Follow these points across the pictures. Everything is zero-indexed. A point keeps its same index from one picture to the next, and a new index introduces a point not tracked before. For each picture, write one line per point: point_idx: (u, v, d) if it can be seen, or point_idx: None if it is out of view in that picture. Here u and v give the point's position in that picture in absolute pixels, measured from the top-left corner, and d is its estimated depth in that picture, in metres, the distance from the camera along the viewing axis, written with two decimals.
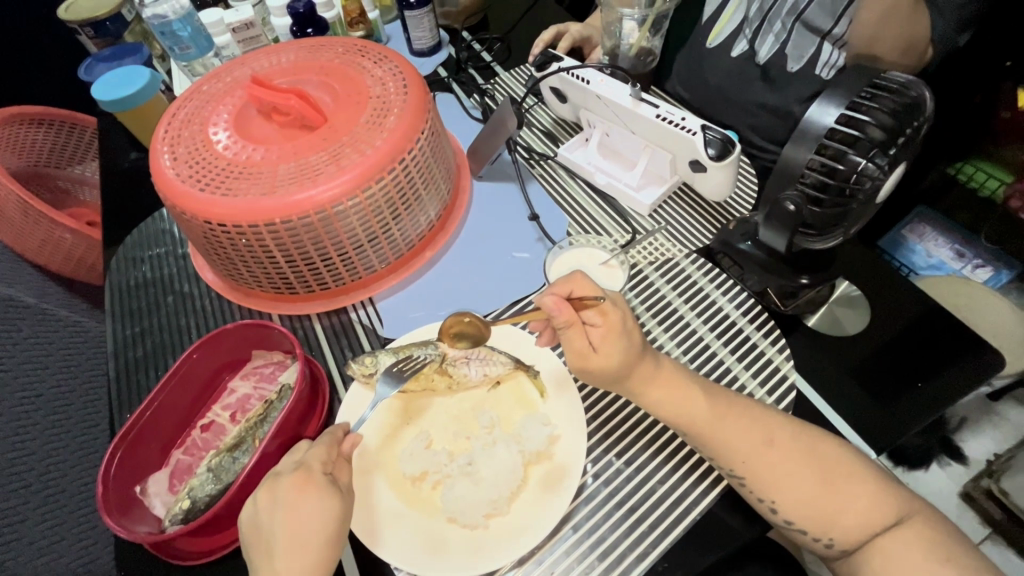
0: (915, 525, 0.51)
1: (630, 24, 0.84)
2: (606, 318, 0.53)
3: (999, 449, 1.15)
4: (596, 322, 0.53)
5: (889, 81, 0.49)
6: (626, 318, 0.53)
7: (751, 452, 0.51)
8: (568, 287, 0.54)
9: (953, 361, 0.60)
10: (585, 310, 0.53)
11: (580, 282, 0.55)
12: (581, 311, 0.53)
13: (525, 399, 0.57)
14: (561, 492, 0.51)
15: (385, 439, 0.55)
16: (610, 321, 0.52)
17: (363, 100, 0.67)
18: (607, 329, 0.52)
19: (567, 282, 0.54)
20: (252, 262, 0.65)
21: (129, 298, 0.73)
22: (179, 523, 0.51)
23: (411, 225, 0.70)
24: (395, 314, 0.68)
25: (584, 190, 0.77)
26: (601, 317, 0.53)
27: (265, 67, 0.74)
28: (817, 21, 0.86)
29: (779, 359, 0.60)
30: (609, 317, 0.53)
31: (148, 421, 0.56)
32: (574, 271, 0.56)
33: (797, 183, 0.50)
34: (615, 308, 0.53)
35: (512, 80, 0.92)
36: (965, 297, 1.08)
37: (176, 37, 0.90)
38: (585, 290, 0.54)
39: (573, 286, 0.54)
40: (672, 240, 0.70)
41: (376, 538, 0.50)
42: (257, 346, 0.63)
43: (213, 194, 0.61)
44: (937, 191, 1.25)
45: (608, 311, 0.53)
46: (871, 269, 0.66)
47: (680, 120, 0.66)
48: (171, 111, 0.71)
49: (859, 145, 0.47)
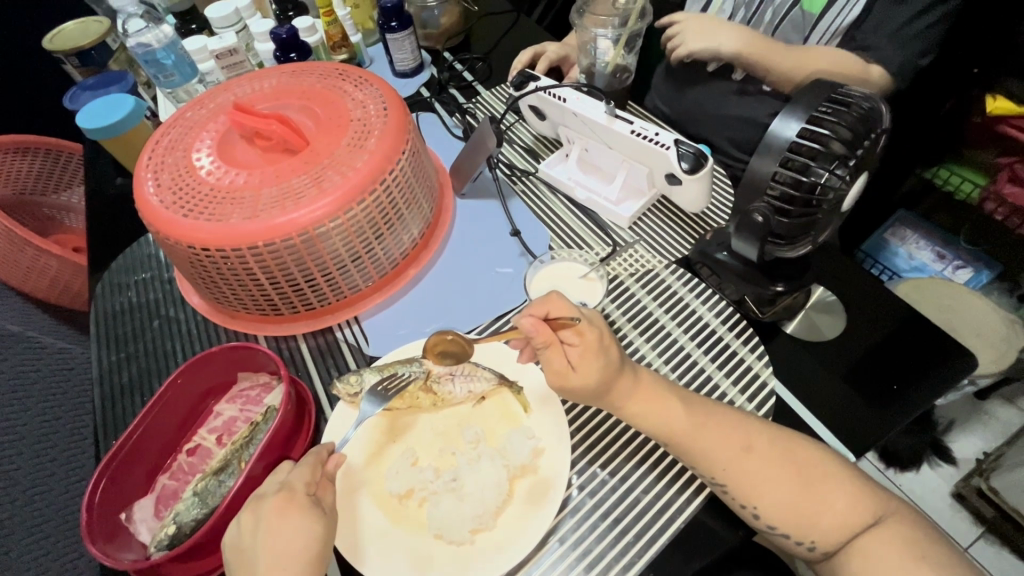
0: (893, 525, 0.52)
1: (604, 41, 0.87)
2: (583, 337, 0.54)
3: (988, 447, 1.16)
4: (573, 342, 0.54)
5: (847, 95, 0.51)
6: (604, 336, 0.54)
7: (731, 460, 0.52)
8: (544, 308, 0.56)
9: (928, 361, 0.61)
10: (561, 330, 0.55)
11: (555, 302, 0.56)
12: (558, 331, 0.55)
13: (509, 413, 0.58)
14: (546, 505, 0.51)
15: (371, 457, 0.56)
16: (587, 340, 0.54)
17: (344, 123, 0.69)
18: (584, 348, 0.53)
19: (542, 304, 0.56)
20: (236, 285, 0.66)
21: (115, 323, 0.73)
22: (165, 549, 0.51)
23: (394, 244, 0.71)
24: (380, 332, 0.69)
25: (565, 205, 0.78)
26: (578, 336, 0.54)
27: (247, 93, 0.76)
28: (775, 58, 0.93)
29: (758, 366, 0.61)
30: (585, 336, 0.54)
31: (133, 447, 0.56)
32: (551, 292, 0.58)
33: (765, 195, 0.52)
34: (592, 328, 0.55)
35: (493, 98, 0.94)
36: (945, 298, 1.10)
37: (159, 65, 0.92)
38: (560, 310, 0.56)
39: (549, 307, 0.56)
40: (651, 251, 0.72)
41: (362, 557, 0.50)
42: (243, 368, 0.64)
43: (196, 219, 0.62)
44: (916, 195, 1.27)
45: (584, 331, 0.54)
46: (846, 274, 0.68)
47: (653, 135, 0.68)
48: (154, 138, 0.72)
49: (821, 158, 0.49)
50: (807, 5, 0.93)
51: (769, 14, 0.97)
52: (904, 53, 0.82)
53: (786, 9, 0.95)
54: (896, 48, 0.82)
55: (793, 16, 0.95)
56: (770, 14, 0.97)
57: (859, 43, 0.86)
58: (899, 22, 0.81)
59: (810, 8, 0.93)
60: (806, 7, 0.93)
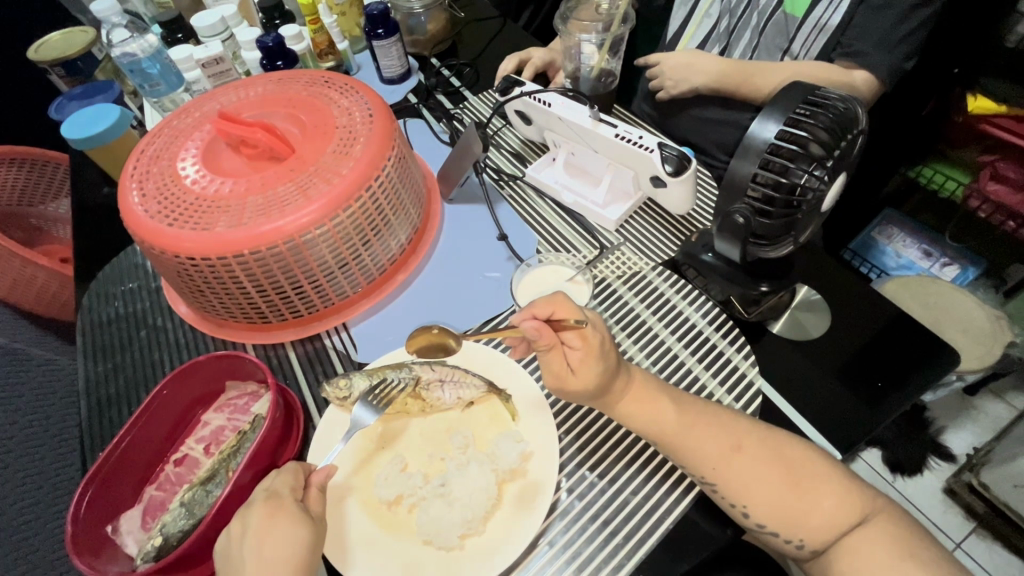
0: (879, 523, 0.52)
1: (589, 47, 0.89)
2: (585, 341, 0.54)
3: (979, 442, 1.17)
4: (575, 345, 0.54)
5: (823, 98, 0.52)
6: (605, 341, 0.54)
7: (718, 458, 0.52)
8: (548, 309, 0.55)
9: (910, 359, 0.62)
10: (564, 332, 0.55)
11: (560, 304, 0.56)
12: (561, 332, 0.55)
13: (498, 418, 0.58)
14: (533, 510, 0.51)
15: (360, 464, 0.56)
16: (590, 344, 0.53)
17: (330, 131, 0.69)
18: (586, 352, 0.53)
19: (547, 304, 0.55)
20: (223, 293, 0.66)
21: (101, 333, 0.73)
22: (151, 561, 0.50)
23: (381, 250, 0.71)
24: (369, 340, 0.69)
25: (552, 208, 0.79)
26: (581, 340, 0.54)
27: (233, 102, 0.76)
28: None
29: (745, 365, 0.62)
30: (588, 340, 0.54)
31: (119, 458, 0.56)
32: (555, 292, 0.57)
33: (746, 196, 0.53)
34: (596, 332, 0.54)
35: (479, 104, 0.94)
36: (932, 296, 1.11)
37: (145, 74, 0.93)
38: (566, 312, 0.55)
39: (553, 308, 0.55)
40: (637, 253, 0.73)
41: (350, 563, 0.49)
42: (231, 377, 0.64)
43: (181, 229, 0.61)
44: (902, 194, 1.28)
45: (588, 335, 0.54)
46: (831, 273, 0.68)
47: (637, 138, 0.68)
48: (140, 147, 0.72)
49: (800, 159, 0.50)
50: (789, 8, 0.94)
51: (754, 19, 0.98)
52: (891, 58, 0.83)
53: (769, 12, 0.96)
54: (883, 54, 0.83)
55: (777, 19, 0.96)
56: (756, 18, 0.98)
57: (843, 49, 0.87)
58: (883, 27, 0.83)
59: (793, 10, 0.94)
60: (789, 10, 0.95)
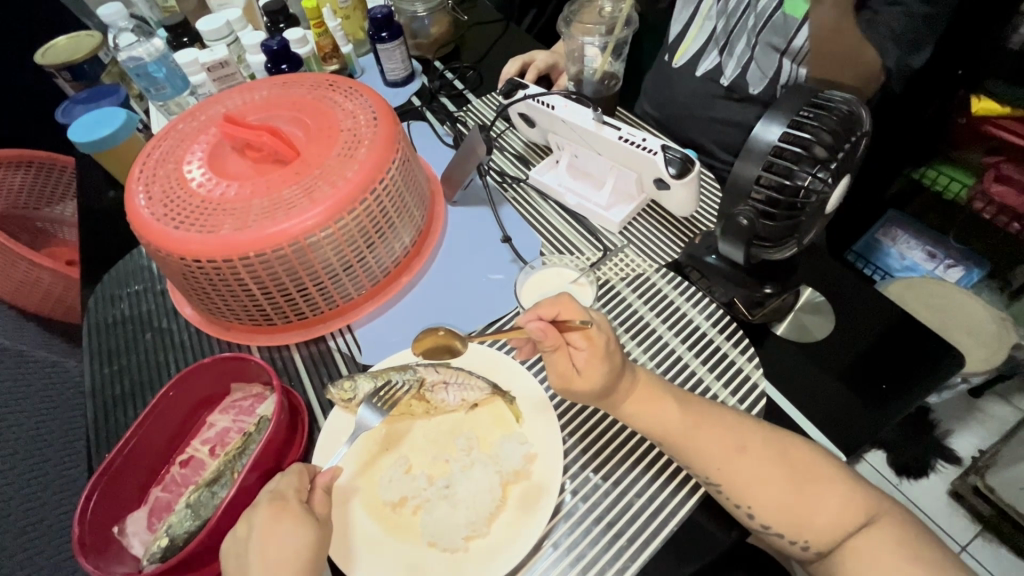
0: (883, 525, 0.52)
1: (592, 49, 0.90)
2: (591, 342, 0.54)
3: (984, 444, 1.17)
4: (580, 345, 0.54)
5: (826, 100, 0.52)
6: (611, 341, 0.54)
7: (722, 459, 0.52)
8: (554, 309, 0.55)
9: (913, 361, 0.62)
10: (569, 332, 0.55)
11: (566, 304, 0.56)
12: (566, 333, 0.55)
13: (503, 421, 0.58)
14: (537, 513, 0.51)
15: (363, 466, 0.56)
16: (595, 345, 0.54)
17: (334, 134, 0.69)
18: (591, 353, 0.53)
19: (553, 305, 0.55)
20: (228, 295, 0.66)
21: (108, 336, 0.73)
22: (157, 562, 0.51)
23: (385, 253, 0.71)
24: (374, 341, 0.69)
25: (555, 210, 0.79)
26: (586, 341, 0.54)
27: (239, 105, 0.76)
28: (752, 83, 0.95)
29: (749, 368, 0.62)
30: (594, 341, 0.54)
31: (125, 459, 0.56)
32: (562, 293, 0.57)
33: (749, 199, 0.53)
34: (601, 333, 0.54)
35: (483, 106, 0.95)
36: (936, 297, 1.11)
37: (151, 78, 0.94)
38: (571, 313, 0.55)
39: (559, 308, 0.55)
40: (640, 255, 0.73)
41: (355, 563, 0.50)
42: (236, 379, 0.64)
43: (187, 231, 0.62)
44: (906, 196, 1.28)
45: (593, 335, 0.54)
46: (835, 275, 0.68)
47: (641, 141, 0.68)
48: (146, 151, 0.72)
49: (803, 162, 0.50)
50: (789, 9, 0.89)
51: (751, 22, 0.94)
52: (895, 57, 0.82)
53: (768, 14, 0.92)
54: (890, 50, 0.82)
55: (776, 20, 0.91)
56: (754, 20, 0.94)
57: None
58: None
59: (793, 12, 0.89)
60: (789, 12, 0.89)
